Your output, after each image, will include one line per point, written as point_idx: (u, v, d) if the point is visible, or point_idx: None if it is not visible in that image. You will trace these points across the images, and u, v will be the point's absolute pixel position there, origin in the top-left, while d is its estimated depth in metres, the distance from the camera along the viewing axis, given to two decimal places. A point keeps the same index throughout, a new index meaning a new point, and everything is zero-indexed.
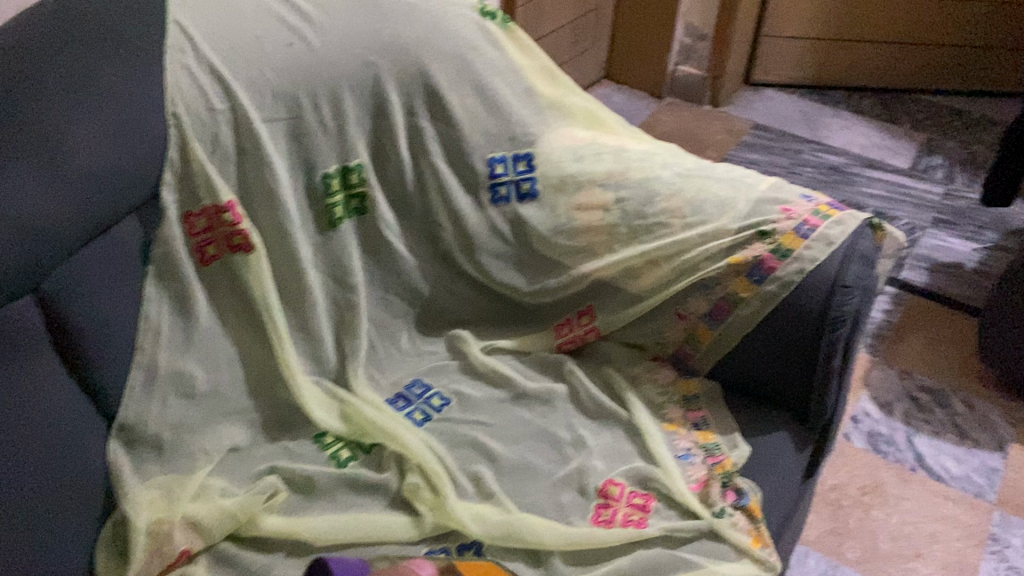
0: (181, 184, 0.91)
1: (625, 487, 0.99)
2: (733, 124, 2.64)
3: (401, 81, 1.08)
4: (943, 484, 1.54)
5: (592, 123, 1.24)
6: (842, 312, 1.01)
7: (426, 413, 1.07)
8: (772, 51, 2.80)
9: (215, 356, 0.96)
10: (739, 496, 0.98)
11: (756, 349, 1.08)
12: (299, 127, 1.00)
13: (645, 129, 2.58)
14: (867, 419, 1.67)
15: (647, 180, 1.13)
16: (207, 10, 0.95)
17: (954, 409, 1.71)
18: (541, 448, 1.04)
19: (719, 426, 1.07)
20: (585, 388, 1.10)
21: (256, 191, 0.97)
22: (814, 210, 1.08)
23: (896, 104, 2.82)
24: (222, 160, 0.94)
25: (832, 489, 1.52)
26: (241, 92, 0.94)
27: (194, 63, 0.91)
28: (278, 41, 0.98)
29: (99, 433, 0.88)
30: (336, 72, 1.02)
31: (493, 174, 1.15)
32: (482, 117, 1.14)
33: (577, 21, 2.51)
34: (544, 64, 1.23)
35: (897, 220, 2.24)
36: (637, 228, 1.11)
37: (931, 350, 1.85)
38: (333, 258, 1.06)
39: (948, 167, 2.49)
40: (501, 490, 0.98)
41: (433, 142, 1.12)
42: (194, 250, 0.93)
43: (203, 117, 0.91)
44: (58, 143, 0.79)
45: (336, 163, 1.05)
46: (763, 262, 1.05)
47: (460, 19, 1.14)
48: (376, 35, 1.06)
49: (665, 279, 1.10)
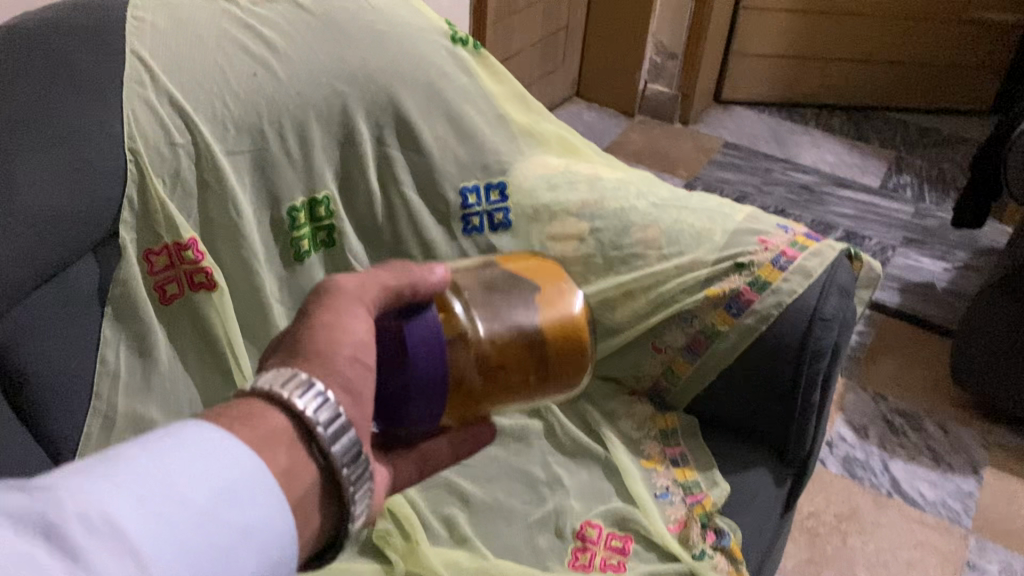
0: (141, 224, 0.87)
1: (602, 529, 0.97)
2: (704, 143, 2.64)
3: (370, 110, 1.05)
4: (920, 510, 1.54)
5: (565, 149, 1.22)
6: (820, 345, 1.00)
7: None
8: (742, 69, 2.80)
9: (176, 399, 0.91)
10: (719, 536, 0.96)
11: (734, 384, 1.05)
12: (264, 160, 0.97)
13: (616, 148, 2.57)
14: (843, 444, 1.66)
15: (622, 211, 1.11)
16: (168, 39, 0.91)
17: (929, 432, 1.71)
18: (515, 488, 1.01)
19: (698, 462, 1.05)
20: (561, 424, 1.08)
21: (220, 226, 0.94)
22: (792, 241, 1.06)
23: (865, 122, 2.84)
24: (183, 196, 0.91)
25: (809, 516, 1.50)
26: (202, 125, 0.91)
27: (155, 98, 0.88)
28: (243, 71, 0.95)
29: None
30: (302, 102, 0.99)
31: (465, 205, 1.12)
32: (453, 145, 1.12)
33: (548, 39, 2.50)
34: (515, 90, 1.21)
35: (869, 240, 2.24)
36: (613, 258, 1.09)
37: (905, 371, 1.85)
38: (299, 294, 1.03)
39: (918, 186, 2.50)
40: (474, 534, 0.95)
41: (403, 171, 1.09)
42: (153, 289, 0.89)
43: (163, 152, 0.88)
44: (11, 179, 0.74)
45: (303, 195, 1.01)
46: (741, 295, 1.03)
47: (430, 45, 1.11)
48: (344, 63, 1.03)
49: (642, 311, 1.07)
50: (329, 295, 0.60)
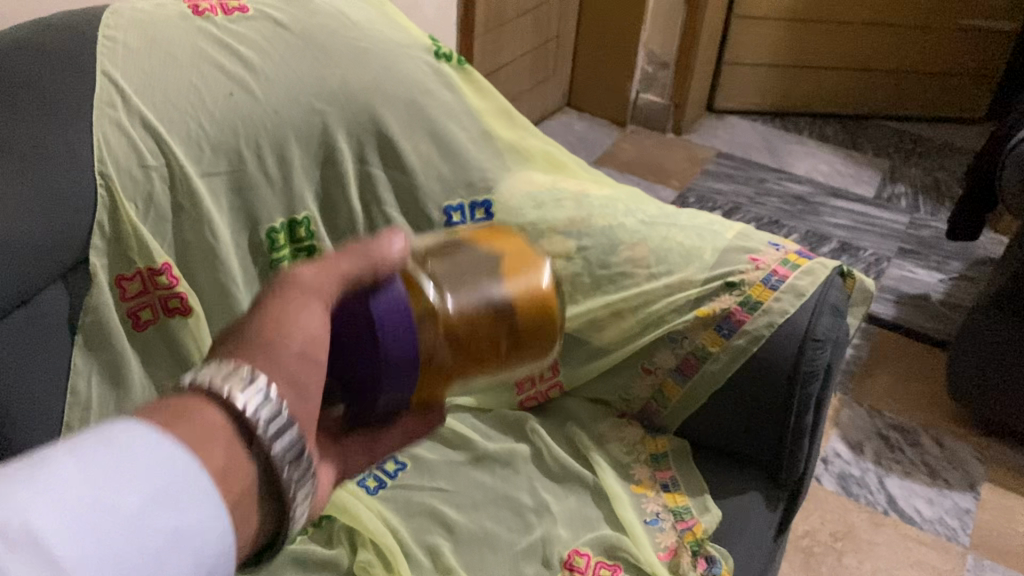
0: (111, 249, 0.85)
1: (591, 557, 0.94)
2: (696, 153, 2.62)
3: (351, 129, 1.03)
4: (916, 528, 1.51)
5: (552, 166, 1.19)
6: (813, 367, 0.98)
7: (380, 479, 1.03)
8: (735, 78, 2.79)
9: None
10: (711, 564, 0.93)
11: (725, 407, 1.03)
12: (241, 181, 0.95)
13: (608, 159, 2.55)
14: (838, 460, 1.64)
15: (609, 228, 1.09)
16: (141, 59, 0.89)
17: (925, 447, 1.69)
18: (501, 515, 0.98)
19: (688, 487, 1.03)
20: (548, 449, 1.05)
21: (196, 250, 0.92)
22: (782, 260, 1.04)
23: (858, 130, 2.82)
24: (157, 220, 0.89)
25: (804, 535, 1.48)
26: (175, 147, 0.89)
27: (126, 119, 0.85)
28: (218, 90, 0.93)
29: None
30: (280, 121, 0.97)
31: (449, 223, 1.11)
32: (437, 162, 1.10)
33: (538, 50, 2.48)
34: (500, 105, 1.19)
35: (864, 251, 2.22)
36: (600, 277, 1.08)
37: (900, 385, 1.83)
38: None
39: (911, 195, 2.49)
40: (459, 565, 0.93)
41: (386, 191, 1.07)
42: (127, 315, 0.87)
43: (135, 175, 0.86)
44: None
45: (282, 216, 0.99)
46: (732, 315, 1.01)
47: (413, 61, 1.09)
48: (324, 80, 1.01)
49: (630, 331, 1.06)
50: (286, 283, 0.60)
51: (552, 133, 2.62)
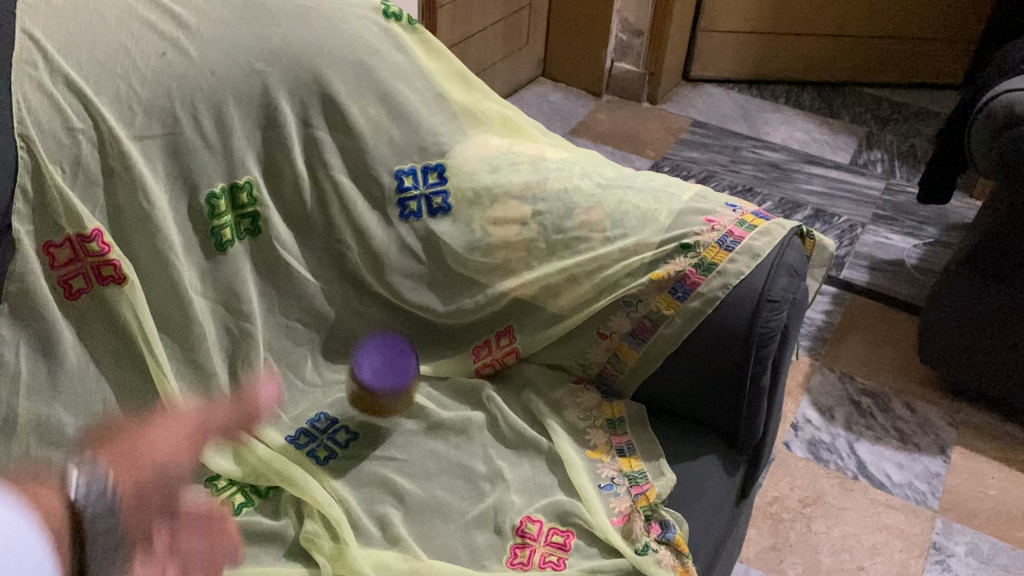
0: (36, 215, 0.84)
1: (543, 524, 0.93)
2: (671, 122, 2.59)
3: (293, 91, 1.00)
4: (886, 492, 1.51)
5: (508, 128, 1.16)
6: (769, 328, 0.95)
7: (330, 450, 1.00)
8: (711, 46, 2.76)
9: (87, 400, 0.87)
10: (664, 530, 0.91)
11: (681, 371, 1.01)
12: (177, 144, 0.92)
13: (582, 128, 2.51)
14: (809, 426, 1.63)
15: (564, 191, 1.06)
16: (66, 18, 0.88)
17: (896, 412, 1.68)
18: (453, 481, 0.97)
19: (645, 451, 1.01)
20: (502, 415, 1.03)
21: (130, 215, 0.90)
22: (739, 221, 1.02)
23: (836, 98, 2.80)
24: (87, 185, 0.87)
25: (772, 501, 1.47)
26: (103, 107, 0.87)
27: (49, 80, 0.84)
28: (150, 51, 0.91)
29: None
30: (218, 84, 0.94)
31: (402, 188, 1.06)
32: (386, 127, 1.06)
33: (509, 19, 2.44)
34: (454, 67, 1.15)
35: (838, 217, 2.20)
36: (556, 242, 1.04)
37: (872, 351, 1.82)
38: (224, 286, 0.99)
39: (888, 162, 2.47)
40: (407, 532, 0.92)
41: (332, 154, 1.04)
42: (58, 284, 0.85)
43: (60, 139, 0.84)
44: None
45: (223, 180, 0.97)
46: (686, 278, 0.98)
47: (359, 22, 1.06)
48: (263, 40, 0.98)
49: (585, 297, 1.02)
50: None
51: (526, 103, 2.58)
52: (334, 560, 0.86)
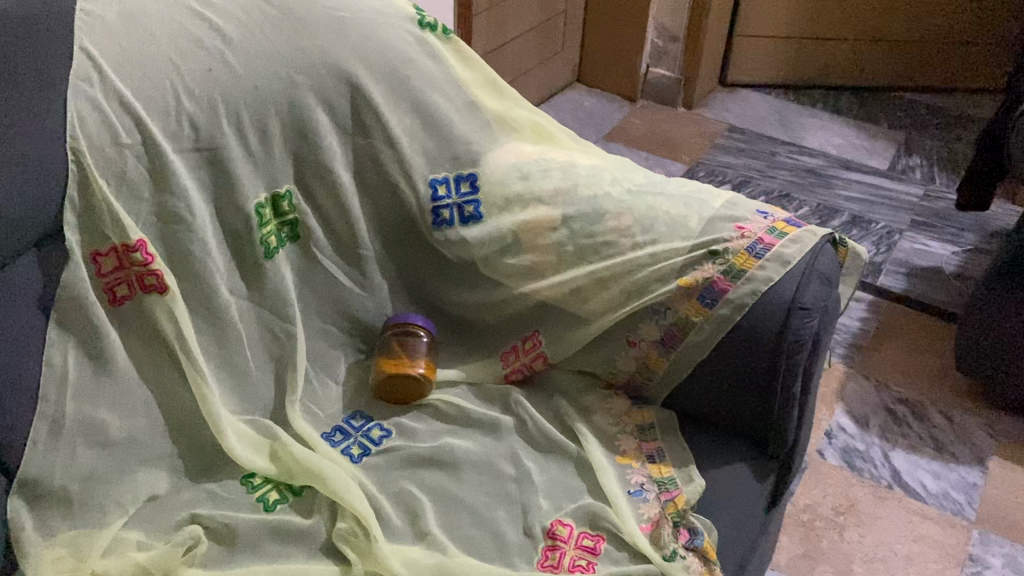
0: (83, 223, 0.86)
1: (573, 528, 0.94)
2: (707, 126, 2.58)
3: (329, 100, 1.02)
4: (921, 501, 1.49)
5: (540, 135, 1.17)
6: (800, 336, 0.95)
7: (364, 446, 1.02)
8: (747, 51, 2.75)
9: (130, 402, 0.91)
10: (693, 536, 0.92)
11: (711, 378, 1.01)
12: (217, 157, 0.94)
13: (616, 133, 2.52)
14: (843, 434, 1.62)
15: (595, 197, 1.07)
16: (116, 31, 0.89)
17: (932, 421, 1.66)
18: (483, 483, 0.98)
19: (674, 457, 1.01)
20: (532, 419, 1.05)
21: (172, 221, 0.92)
22: (770, 227, 1.02)
23: (874, 102, 2.77)
24: (131, 196, 0.89)
25: (804, 509, 1.46)
26: (152, 124, 0.89)
27: (102, 97, 0.86)
28: (197, 66, 0.93)
29: None
30: (262, 97, 0.97)
31: (435, 197, 1.08)
32: (420, 136, 1.09)
33: (544, 25, 2.45)
34: (486, 75, 1.17)
35: (876, 224, 2.18)
36: (584, 247, 1.05)
37: (908, 359, 1.80)
38: (261, 290, 1.01)
39: (928, 167, 2.44)
40: (438, 528, 0.93)
41: (377, 163, 1.07)
42: (103, 291, 0.89)
43: (108, 153, 0.87)
44: None
45: (266, 190, 1.00)
46: (714, 283, 0.98)
47: (395, 32, 1.08)
48: (303, 53, 1.00)
49: (614, 303, 1.03)
50: None
51: (561, 109, 2.59)
52: (366, 558, 0.88)
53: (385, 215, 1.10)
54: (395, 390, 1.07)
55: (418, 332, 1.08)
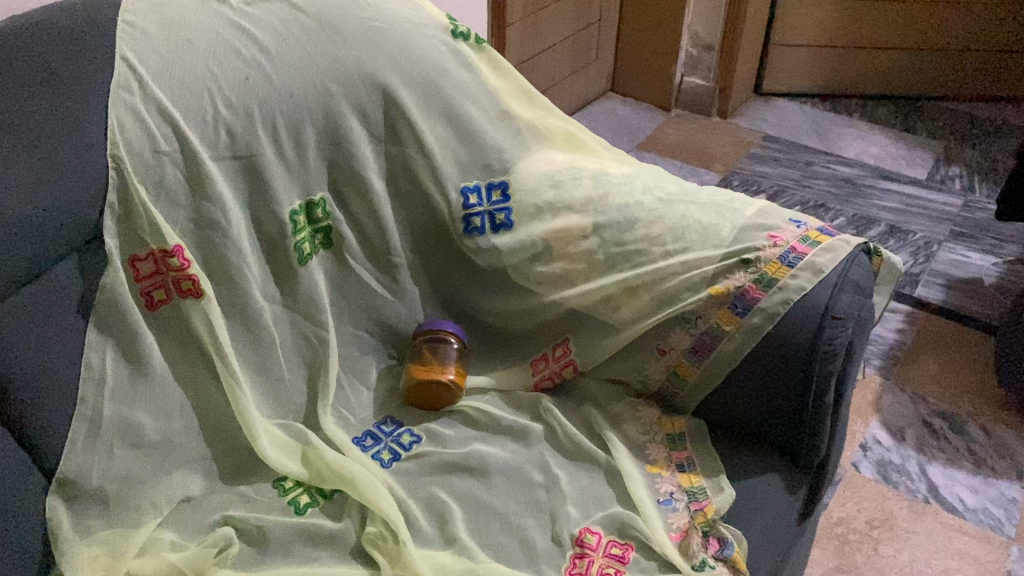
0: (122, 228, 0.88)
1: (602, 536, 0.94)
2: (742, 136, 2.56)
3: (363, 108, 1.04)
4: (958, 516, 1.46)
5: (572, 144, 1.18)
6: (833, 346, 0.94)
7: (394, 451, 1.03)
8: (782, 60, 2.73)
9: (166, 404, 0.92)
10: (722, 546, 0.92)
11: (741, 388, 1.01)
12: (253, 164, 0.96)
13: (649, 142, 2.51)
14: (878, 447, 1.59)
15: (626, 205, 1.07)
16: (156, 42, 0.92)
17: (970, 435, 1.63)
18: (512, 490, 0.98)
19: (705, 467, 1.01)
20: (561, 426, 1.05)
21: (208, 227, 0.93)
22: (803, 236, 1.01)
23: (913, 111, 2.73)
24: (169, 203, 0.91)
25: (838, 522, 1.44)
26: (190, 132, 0.91)
27: (142, 105, 0.88)
28: (234, 76, 0.95)
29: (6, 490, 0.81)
30: (297, 105, 0.99)
31: (466, 205, 1.09)
32: (452, 145, 1.10)
33: (578, 35, 2.46)
34: (519, 84, 1.18)
35: (913, 234, 2.15)
36: (615, 255, 1.05)
37: (946, 372, 1.77)
38: (295, 296, 1.02)
39: (968, 177, 2.40)
40: (467, 534, 0.94)
41: (417, 171, 1.08)
42: (140, 295, 0.90)
43: (147, 160, 0.88)
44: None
45: (300, 198, 1.01)
46: (746, 293, 0.98)
47: (429, 41, 1.10)
48: (339, 63, 1.02)
49: (644, 311, 1.03)
50: None
51: (594, 118, 2.59)
52: (395, 562, 0.88)
53: (417, 223, 1.11)
54: (426, 396, 1.07)
55: (451, 339, 1.09)
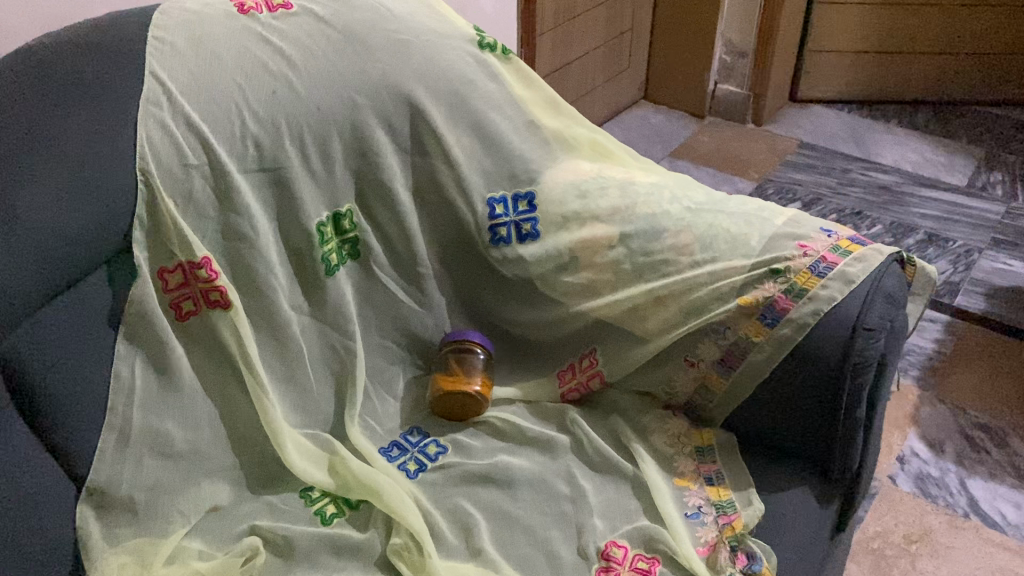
0: (151, 240, 0.89)
1: (628, 549, 0.93)
2: (776, 143, 2.53)
3: (388, 120, 1.04)
4: (999, 532, 1.43)
5: (599, 154, 1.17)
6: (865, 358, 0.92)
7: (420, 462, 1.03)
8: (818, 66, 2.70)
9: (194, 414, 0.93)
10: (751, 561, 0.90)
11: (771, 400, 0.99)
12: (280, 176, 0.97)
13: (683, 150, 2.50)
14: (916, 460, 1.56)
15: (653, 215, 1.06)
16: (185, 58, 0.93)
17: (1013, 447, 1.59)
18: (538, 501, 0.98)
19: (734, 480, 0.99)
20: (588, 437, 1.04)
21: (235, 238, 0.94)
22: (834, 246, 0.99)
23: (951, 117, 2.68)
24: (197, 216, 0.92)
25: (874, 537, 1.41)
26: (217, 145, 0.92)
27: (170, 119, 0.90)
28: (261, 89, 0.96)
29: (36, 500, 0.82)
30: (323, 118, 0.99)
31: (492, 215, 1.10)
32: (478, 156, 1.10)
33: (610, 43, 2.45)
34: (545, 94, 1.17)
35: (953, 242, 2.11)
36: (642, 265, 1.04)
37: (988, 383, 1.73)
38: (322, 306, 1.03)
39: (1009, 184, 2.35)
40: (492, 545, 0.93)
41: (443, 181, 1.08)
42: (169, 305, 0.92)
43: (176, 173, 0.90)
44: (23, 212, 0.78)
45: (328, 209, 1.02)
46: (775, 303, 0.97)
47: (455, 52, 1.10)
48: (365, 75, 1.03)
49: (672, 321, 1.02)
50: None
51: (627, 127, 2.58)
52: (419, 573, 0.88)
53: (443, 233, 1.11)
54: (451, 406, 1.07)
55: (476, 349, 1.09)
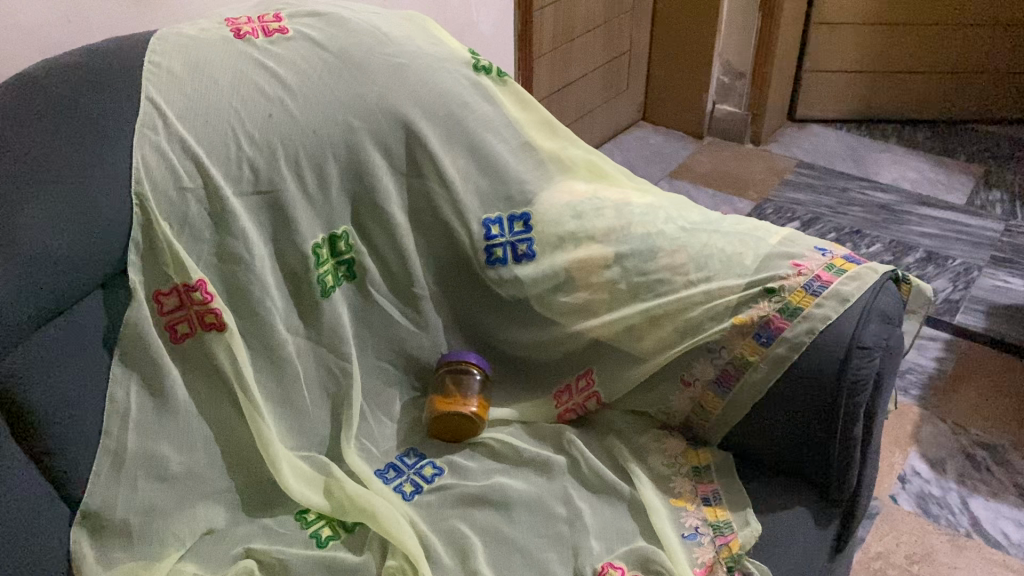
0: (147, 264, 0.90)
1: (624, 571, 0.92)
2: (776, 163, 2.54)
3: (383, 142, 1.05)
4: (1002, 552, 1.41)
5: (595, 174, 1.17)
6: (860, 377, 0.92)
7: (416, 484, 1.03)
8: (816, 86, 2.71)
9: (189, 436, 0.93)
10: None
11: (767, 420, 0.99)
12: (276, 200, 0.98)
13: (682, 169, 2.51)
14: (917, 479, 1.55)
15: (648, 235, 1.07)
16: (182, 84, 0.94)
17: (1014, 466, 1.58)
18: (535, 523, 0.97)
19: (732, 501, 0.98)
20: (584, 458, 1.04)
21: (231, 261, 0.95)
22: (828, 265, 0.99)
23: (950, 136, 2.69)
24: (192, 238, 0.93)
25: (876, 557, 1.40)
26: (214, 169, 0.93)
27: (165, 143, 0.90)
28: (258, 113, 0.96)
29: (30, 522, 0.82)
30: (319, 141, 1.00)
31: (488, 236, 1.10)
32: (474, 178, 1.10)
33: (609, 64, 2.47)
34: (541, 116, 1.18)
35: (952, 260, 2.11)
36: (638, 285, 1.05)
37: (989, 402, 1.72)
38: (319, 328, 1.03)
39: (1008, 202, 2.35)
40: (488, 567, 0.93)
41: (439, 203, 1.09)
42: (165, 328, 0.92)
43: (171, 197, 0.90)
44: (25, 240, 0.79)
45: (324, 232, 1.02)
46: (770, 322, 0.97)
47: (450, 75, 1.10)
48: (360, 98, 1.03)
49: (668, 340, 1.02)
50: None
51: (626, 147, 2.60)
52: None
53: (440, 255, 1.12)
54: (448, 427, 1.07)
55: (473, 370, 1.09)
